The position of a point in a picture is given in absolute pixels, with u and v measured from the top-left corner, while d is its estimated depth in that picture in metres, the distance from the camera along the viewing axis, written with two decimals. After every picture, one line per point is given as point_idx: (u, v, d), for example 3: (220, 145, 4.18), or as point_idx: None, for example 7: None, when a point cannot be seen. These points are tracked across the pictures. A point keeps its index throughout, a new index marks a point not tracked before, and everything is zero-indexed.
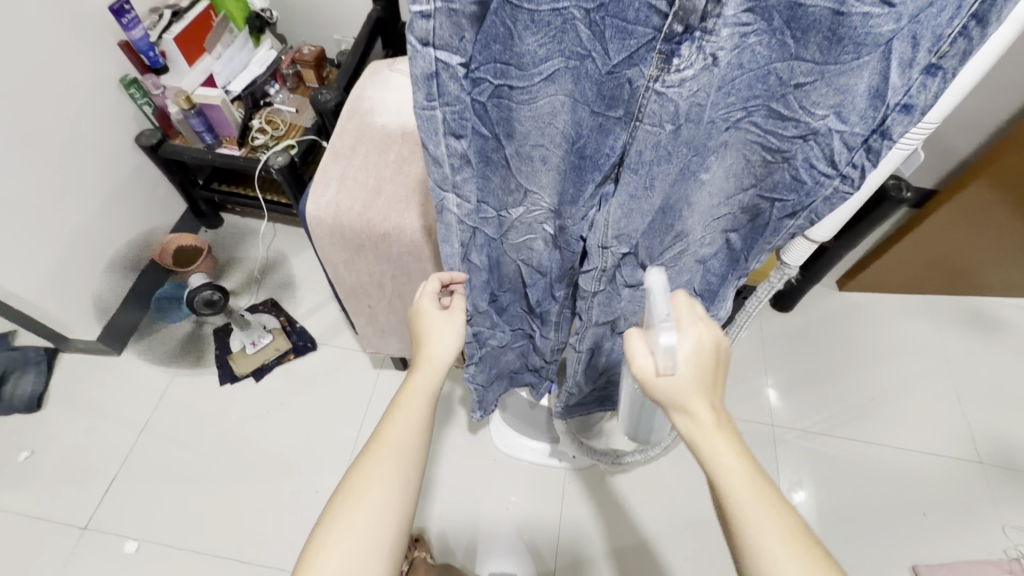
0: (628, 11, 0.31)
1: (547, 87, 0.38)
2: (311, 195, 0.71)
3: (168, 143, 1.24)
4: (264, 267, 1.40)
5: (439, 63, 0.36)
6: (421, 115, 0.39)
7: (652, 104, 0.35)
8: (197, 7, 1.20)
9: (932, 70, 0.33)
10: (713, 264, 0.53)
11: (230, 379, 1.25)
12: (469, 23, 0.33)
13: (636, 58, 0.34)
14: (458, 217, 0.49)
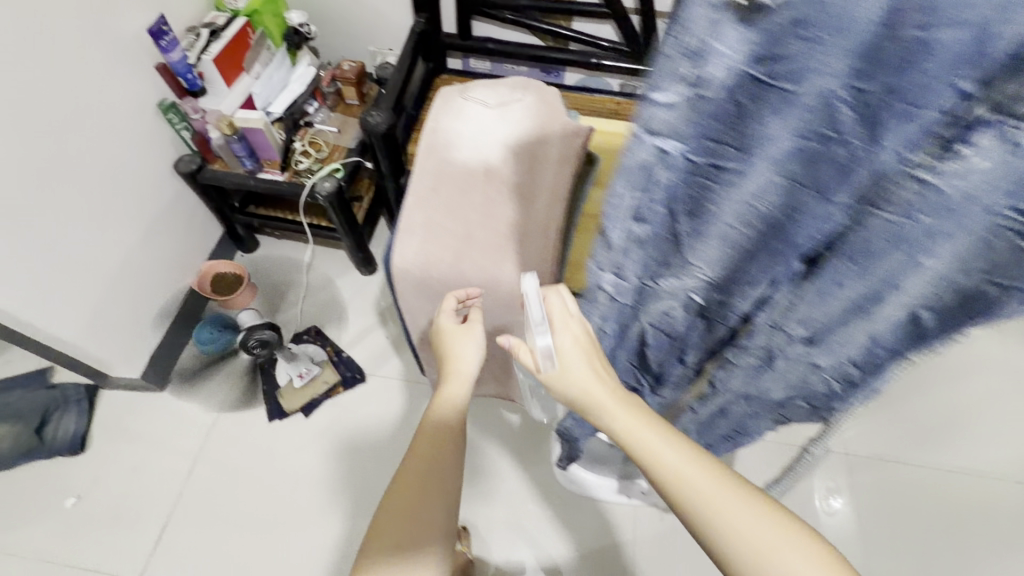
0: (925, 92, 0.24)
1: (764, 167, 0.31)
2: (397, 244, 0.67)
3: (207, 169, 1.18)
4: (306, 293, 1.36)
5: (655, 147, 0.32)
6: (613, 190, 0.37)
7: (907, 193, 0.29)
8: (234, 24, 1.14)
9: None
10: (886, 342, 0.43)
11: (278, 415, 1.19)
12: (705, 114, 0.29)
13: (907, 146, 0.27)
14: (612, 289, 0.48)
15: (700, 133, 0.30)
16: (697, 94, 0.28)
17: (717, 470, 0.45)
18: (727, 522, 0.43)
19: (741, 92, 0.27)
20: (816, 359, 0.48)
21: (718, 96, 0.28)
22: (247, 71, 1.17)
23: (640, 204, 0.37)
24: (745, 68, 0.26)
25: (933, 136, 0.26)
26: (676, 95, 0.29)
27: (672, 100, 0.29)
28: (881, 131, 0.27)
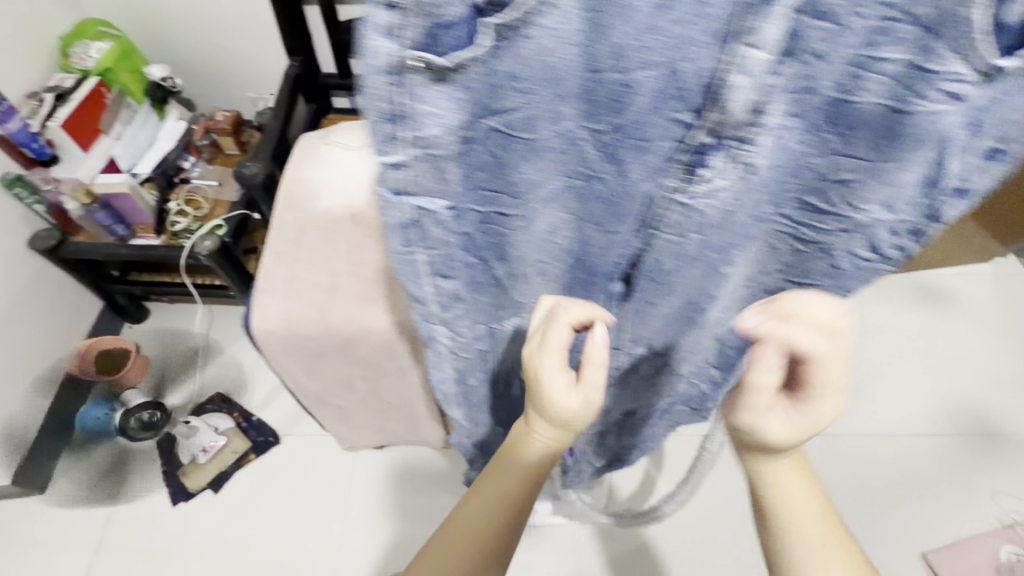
0: (649, 129, 0.28)
1: (544, 207, 0.33)
2: (255, 307, 0.62)
3: (69, 242, 1.08)
4: (202, 357, 1.26)
5: (418, 211, 0.29)
6: (398, 261, 0.32)
7: (674, 216, 0.33)
8: (85, 85, 1.05)
9: (999, 155, 0.30)
10: (727, 339, 0.51)
11: (183, 497, 1.11)
12: (443, 167, 0.27)
13: (659, 176, 0.31)
14: (450, 346, 0.42)
15: (457, 185, 0.29)
16: (426, 152, 0.26)
17: (820, 502, 0.41)
18: (811, 557, 0.40)
19: (468, 132, 0.26)
20: (677, 373, 0.55)
21: (450, 150, 0.26)
22: (106, 132, 1.08)
23: (433, 263, 0.33)
24: (459, 115, 0.25)
25: (675, 164, 0.30)
26: (404, 157, 0.26)
27: (399, 161, 0.26)
28: (624, 160, 0.30)
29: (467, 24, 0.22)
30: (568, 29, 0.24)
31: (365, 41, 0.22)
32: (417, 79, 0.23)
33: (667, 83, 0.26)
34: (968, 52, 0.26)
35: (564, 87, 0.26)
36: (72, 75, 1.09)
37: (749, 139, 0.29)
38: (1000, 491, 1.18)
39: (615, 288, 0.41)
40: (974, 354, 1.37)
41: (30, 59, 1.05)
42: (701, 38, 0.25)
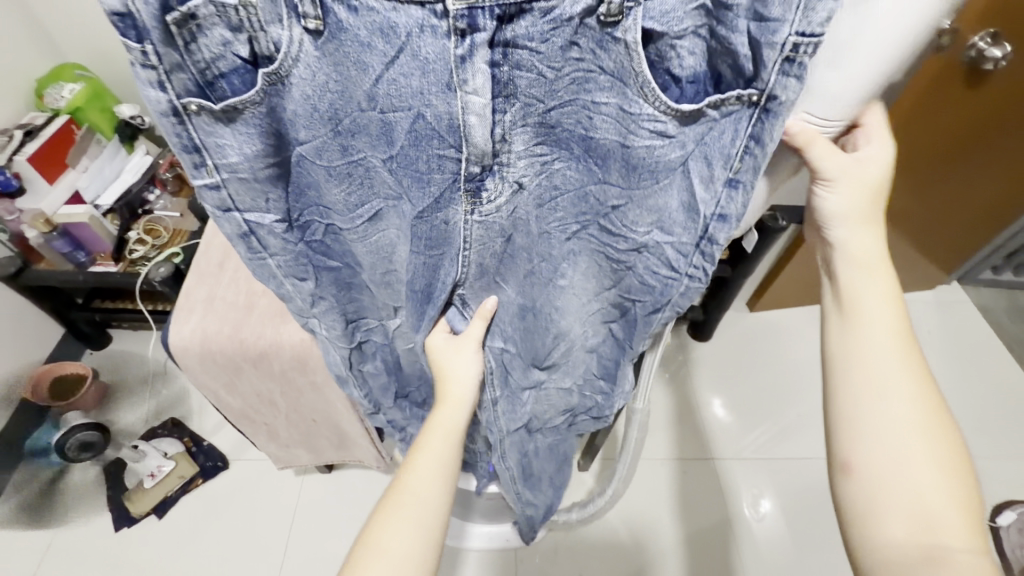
0: (421, 163, 0.42)
1: (374, 223, 0.49)
2: (174, 324, 0.66)
3: (31, 269, 1.14)
4: (159, 382, 1.29)
5: (248, 221, 0.45)
6: (255, 264, 0.49)
7: (477, 229, 0.47)
8: (54, 123, 1.12)
9: (733, 183, 0.40)
10: (601, 350, 0.64)
11: (126, 523, 1.11)
12: (260, 181, 0.42)
13: (452, 201, 0.45)
14: (326, 335, 0.60)
15: (280, 202, 0.45)
16: (233, 172, 0.41)
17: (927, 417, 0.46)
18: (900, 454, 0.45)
19: (269, 155, 0.41)
20: (562, 377, 0.69)
21: (258, 176, 0.42)
22: (73, 166, 1.14)
23: (285, 265, 0.50)
24: (252, 142, 0.39)
25: (461, 188, 0.44)
26: (218, 178, 0.41)
27: (216, 181, 0.41)
28: (406, 182, 0.44)
29: (236, 77, 0.36)
30: (317, 79, 0.37)
31: (143, 92, 0.34)
32: (200, 117, 0.37)
33: (416, 122, 0.40)
34: (650, 98, 0.37)
35: (333, 124, 0.40)
36: (44, 114, 1.15)
37: (500, 166, 0.43)
38: None
39: (444, 296, 0.54)
40: None
41: (4, 98, 1.12)
42: (432, 87, 0.37)
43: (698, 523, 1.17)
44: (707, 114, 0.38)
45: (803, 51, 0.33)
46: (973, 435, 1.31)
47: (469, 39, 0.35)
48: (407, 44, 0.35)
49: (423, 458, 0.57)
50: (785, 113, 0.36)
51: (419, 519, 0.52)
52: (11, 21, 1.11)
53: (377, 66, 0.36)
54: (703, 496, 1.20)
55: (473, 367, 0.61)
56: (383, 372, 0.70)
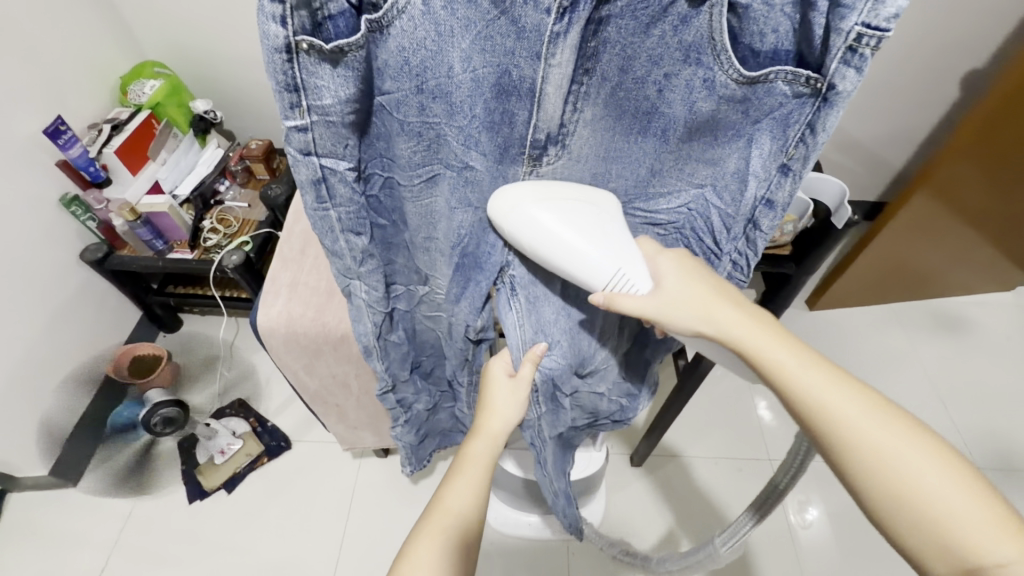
0: (499, 117, 0.42)
1: (430, 186, 0.48)
2: (261, 306, 0.70)
3: (115, 255, 1.22)
4: (227, 365, 1.36)
5: (324, 168, 0.41)
6: (317, 218, 0.45)
7: (543, 199, 0.47)
8: (138, 117, 1.18)
9: (785, 170, 0.43)
10: (617, 344, 0.68)
11: (198, 495, 1.18)
12: (344, 128, 0.39)
13: (515, 159, 0.46)
14: (367, 301, 0.56)
15: (356, 150, 0.42)
16: (324, 117, 0.37)
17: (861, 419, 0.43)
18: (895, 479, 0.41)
19: (360, 101, 0.38)
20: (595, 385, 0.69)
21: (345, 123, 0.39)
22: (153, 158, 1.20)
23: (345, 219, 0.46)
24: (350, 87, 0.36)
25: (525, 151, 0.46)
26: (308, 121, 0.37)
27: (305, 123, 0.37)
28: (481, 138, 0.43)
29: (342, 20, 0.33)
30: (416, 34, 0.35)
31: (261, 26, 0.31)
32: (307, 57, 0.33)
33: (501, 79, 0.40)
34: (723, 65, 0.38)
35: (418, 81, 0.38)
36: (129, 109, 1.22)
37: (564, 136, 0.45)
38: None
39: (494, 267, 0.55)
40: (994, 385, 1.33)
41: (95, 93, 1.20)
42: (523, 53, 0.38)
43: (756, 526, 1.14)
44: (776, 85, 0.38)
45: (865, 43, 0.33)
46: None
47: (569, 16, 0.36)
48: (510, 10, 0.36)
49: (457, 481, 0.55)
50: (841, 103, 0.37)
51: (460, 530, 0.51)
52: (101, 22, 1.18)
53: (479, 23, 0.36)
54: (759, 496, 1.17)
55: (518, 410, 0.59)
56: (406, 342, 0.68)
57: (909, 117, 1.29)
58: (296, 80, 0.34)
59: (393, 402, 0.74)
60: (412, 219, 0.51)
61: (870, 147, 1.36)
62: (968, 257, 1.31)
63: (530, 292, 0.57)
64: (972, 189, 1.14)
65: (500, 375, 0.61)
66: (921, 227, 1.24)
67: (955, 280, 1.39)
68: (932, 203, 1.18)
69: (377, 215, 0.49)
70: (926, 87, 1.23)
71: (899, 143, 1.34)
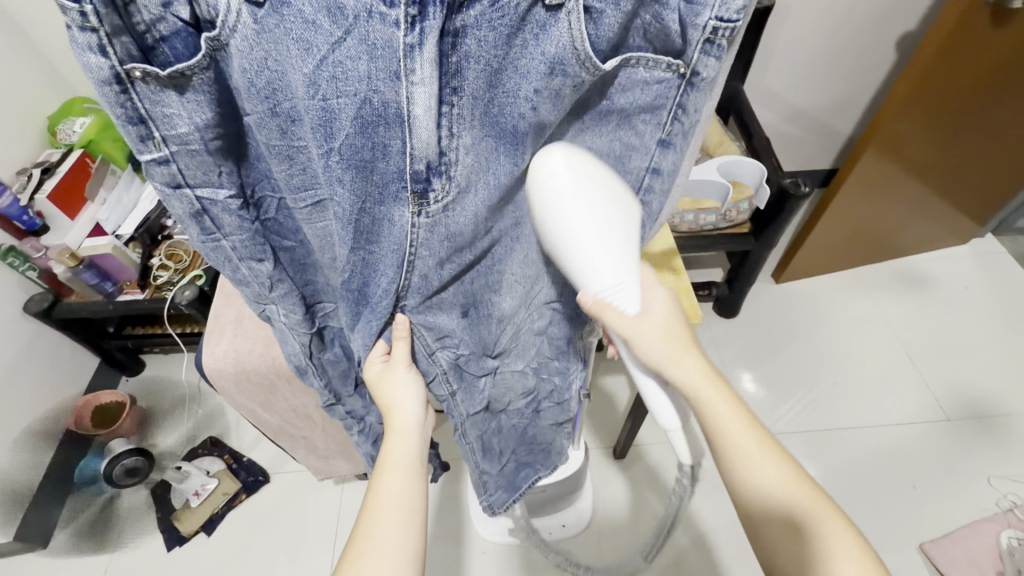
0: (365, 151, 0.37)
1: (321, 212, 0.44)
2: (206, 346, 0.67)
3: (63, 303, 1.16)
4: (195, 403, 1.32)
5: (201, 199, 0.41)
6: (208, 248, 0.44)
7: (422, 234, 0.43)
8: (69, 158, 1.13)
9: (666, 144, 0.45)
10: (553, 333, 0.65)
11: (177, 541, 1.14)
12: (210, 154, 0.38)
13: (396, 199, 0.40)
14: (288, 323, 0.55)
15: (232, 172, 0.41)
16: (184, 146, 0.36)
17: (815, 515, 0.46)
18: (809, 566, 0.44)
19: (222, 125, 0.37)
20: (513, 363, 0.66)
21: (212, 149, 0.38)
22: (91, 199, 1.16)
23: (240, 247, 0.45)
24: (204, 112, 0.35)
25: (406, 188, 0.39)
26: (167, 152, 0.36)
27: (165, 155, 0.37)
28: (349, 175, 0.38)
29: (178, 40, 0.32)
30: (254, 54, 0.33)
31: (81, 58, 0.30)
32: (145, 86, 0.32)
33: (362, 111, 0.35)
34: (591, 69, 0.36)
35: (271, 103, 0.36)
36: (60, 150, 1.17)
37: (448, 166, 0.39)
38: (995, 475, 1.15)
39: (383, 305, 0.49)
40: (959, 337, 1.36)
41: (22, 136, 1.14)
42: (381, 74, 0.33)
43: None
44: (641, 73, 0.40)
45: (720, 34, 0.38)
46: None
47: (419, 27, 0.31)
48: (355, 27, 0.31)
49: (385, 490, 0.52)
50: (703, 87, 0.41)
51: (399, 537, 0.49)
52: (19, 61, 1.12)
53: (321, 46, 0.32)
54: None
55: (413, 391, 0.58)
56: (346, 357, 0.64)
57: (853, 83, 1.30)
58: (141, 113, 0.33)
59: (342, 413, 0.69)
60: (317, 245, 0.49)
61: (820, 116, 1.37)
62: (918, 211, 1.35)
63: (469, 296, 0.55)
64: (917, 139, 1.15)
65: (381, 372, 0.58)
66: (873, 187, 1.26)
67: (912, 233, 1.42)
68: (882, 159, 1.18)
69: (275, 236, 0.48)
70: (866, 52, 1.24)
71: (845, 108, 1.36)
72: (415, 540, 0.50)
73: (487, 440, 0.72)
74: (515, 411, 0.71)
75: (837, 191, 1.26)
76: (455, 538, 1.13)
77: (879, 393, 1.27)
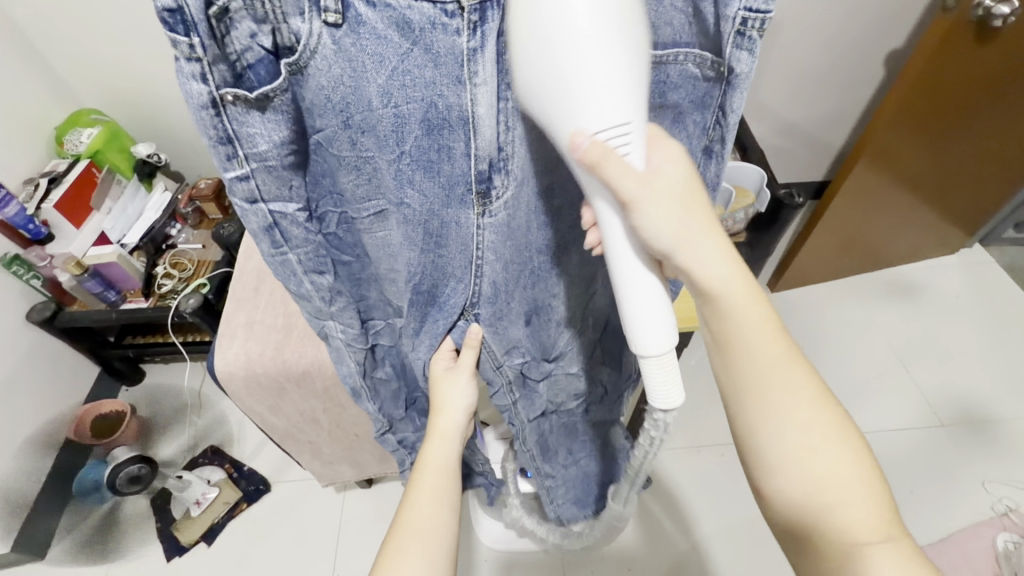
0: (432, 153, 0.39)
1: (381, 221, 0.45)
2: (218, 350, 0.68)
3: (65, 311, 1.17)
4: (196, 412, 1.32)
5: (274, 213, 0.41)
6: (276, 262, 0.44)
7: (487, 235, 0.45)
8: (76, 167, 1.14)
9: (709, 152, 0.44)
10: (609, 344, 0.67)
11: (177, 552, 1.13)
12: (285, 169, 0.38)
13: (462, 202, 0.43)
14: (345, 340, 0.55)
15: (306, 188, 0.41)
16: (264, 163, 0.37)
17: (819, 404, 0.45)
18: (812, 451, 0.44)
19: (297, 141, 0.37)
20: (569, 367, 0.66)
21: (287, 166, 0.38)
22: (97, 208, 1.16)
23: (306, 261, 0.45)
24: (283, 130, 0.36)
25: (471, 190, 0.42)
26: (248, 169, 0.37)
27: (246, 172, 0.37)
28: (416, 177, 0.41)
29: (262, 67, 0.33)
30: (332, 72, 0.34)
31: (183, 87, 0.31)
32: (235, 108, 0.33)
33: (428, 113, 0.37)
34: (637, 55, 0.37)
35: (344, 117, 0.37)
36: (66, 160, 1.18)
37: (506, 162, 0.41)
38: (989, 478, 1.17)
39: (453, 308, 0.52)
40: (951, 344, 1.39)
41: (29, 147, 1.15)
42: (444, 80, 0.36)
43: (742, 508, 1.15)
44: (690, 70, 0.39)
45: (751, 25, 0.36)
46: (1016, 398, 1.29)
47: (480, 31, 0.34)
48: (422, 38, 0.34)
49: (421, 491, 0.54)
50: (744, 85, 0.39)
51: (435, 533, 0.50)
52: (27, 73, 1.14)
53: (393, 58, 0.34)
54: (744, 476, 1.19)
55: (465, 399, 0.60)
56: (395, 377, 0.65)
57: (843, 98, 1.35)
58: (232, 130, 0.34)
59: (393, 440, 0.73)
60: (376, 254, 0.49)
61: (812, 129, 1.42)
62: (910, 221, 1.39)
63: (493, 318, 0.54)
64: (906, 151, 1.19)
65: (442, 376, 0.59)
66: (865, 200, 1.30)
67: (907, 243, 1.46)
68: (874, 172, 1.22)
69: (338, 251, 0.48)
70: (854, 68, 1.29)
71: (836, 122, 1.40)
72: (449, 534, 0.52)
73: (544, 441, 0.77)
74: (567, 411, 0.74)
75: (831, 203, 1.30)
76: (457, 546, 1.13)
77: (875, 400, 1.29)
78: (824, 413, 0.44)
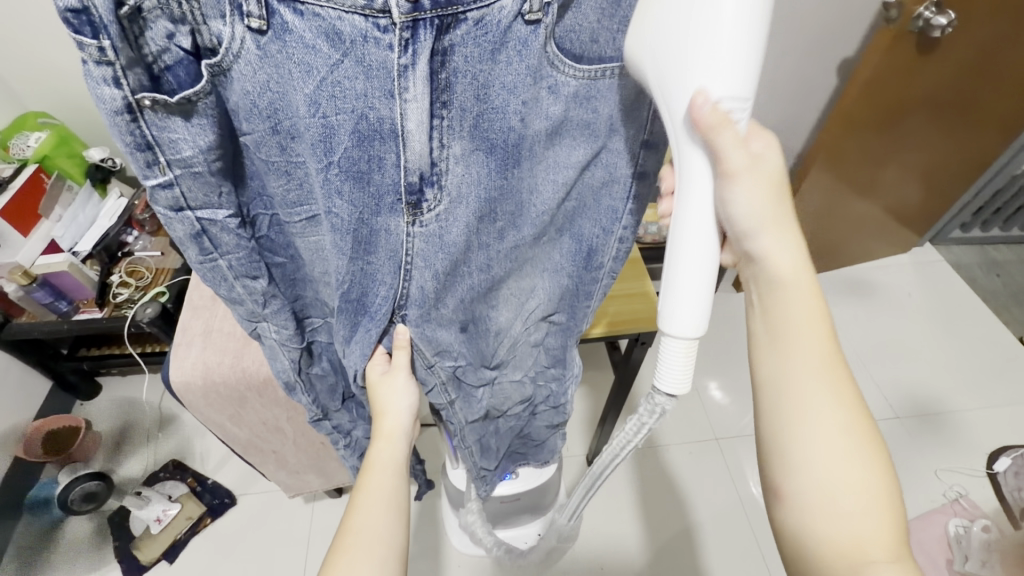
0: (360, 163, 0.38)
1: (314, 226, 0.46)
2: (174, 359, 0.66)
3: (12, 323, 1.10)
4: (158, 427, 1.27)
5: (201, 221, 0.40)
6: (205, 269, 0.44)
7: (418, 244, 0.43)
8: (23, 173, 1.09)
9: (650, 144, 0.48)
10: (549, 340, 0.67)
11: (137, 571, 1.08)
12: (213, 175, 0.39)
13: (392, 210, 0.41)
14: (279, 341, 0.55)
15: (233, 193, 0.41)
16: (188, 169, 0.37)
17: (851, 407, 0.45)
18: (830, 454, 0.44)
19: (222, 146, 0.38)
20: (512, 373, 0.69)
21: (213, 171, 0.38)
22: (45, 216, 1.11)
23: (237, 266, 0.45)
24: (208, 135, 0.36)
25: (401, 200, 0.41)
26: (171, 176, 0.37)
27: (169, 179, 0.37)
28: (345, 187, 0.39)
29: (181, 69, 0.33)
30: (257, 77, 0.34)
31: (95, 91, 0.31)
32: (153, 113, 0.33)
33: (359, 125, 0.36)
34: (559, 68, 0.39)
35: (273, 122, 0.37)
36: (12, 165, 1.13)
37: (439, 176, 0.40)
38: (941, 467, 1.22)
39: (383, 313, 0.49)
40: (904, 339, 1.45)
41: None
42: (376, 92, 0.35)
43: (710, 505, 1.17)
44: (612, 81, 0.42)
45: None
46: (965, 390, 1.35)
47: (412, 49, 0.33)
48: (352, 51, 0.33)
49: (368, 497, 0.53)
50: None
51: (380, 539, 0.50)
52: None
53: (322, 68, 0.34)
54: (713, 473, 1.22)
55: (408, 400, 0.57)
56: (333, 372, 0.64)
57: (797, 106, 1.40)
58: (151, 134, 0.34)
59: (329, 428, 0.70)
60: (308, 257, 0.49)
61: (772, 134, 1.46)
62: (861, 225, 1.45)
63: (427, 327, 0.52)
64: (856, 156, 1.24)
65: (377, 382, 0.56)
66: (821, 202, 1.34)
67: (863, 246, 1.53)
68: (829, 175, 1.27)
69: (270, 251, 0.48)
70: (808, 77, 1.34)
71: (794, 127, 1.46)
72: (399, 536, 0.52)
73: (485, 441, 0.76)
74: (512, 415, 0.74)
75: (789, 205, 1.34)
76: (431, 552, 1.12)
77: None
78: (859, 428, 0.44)
